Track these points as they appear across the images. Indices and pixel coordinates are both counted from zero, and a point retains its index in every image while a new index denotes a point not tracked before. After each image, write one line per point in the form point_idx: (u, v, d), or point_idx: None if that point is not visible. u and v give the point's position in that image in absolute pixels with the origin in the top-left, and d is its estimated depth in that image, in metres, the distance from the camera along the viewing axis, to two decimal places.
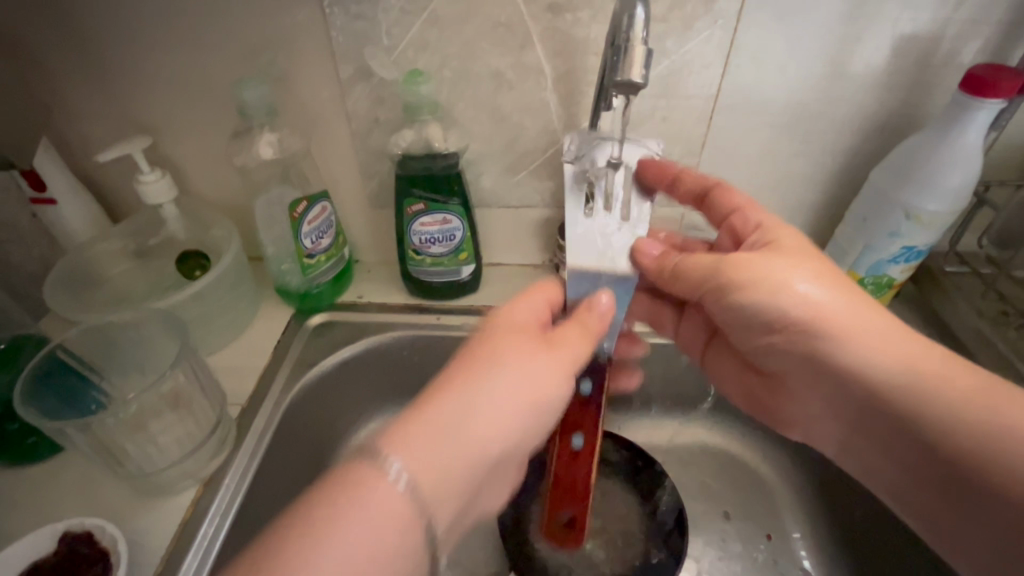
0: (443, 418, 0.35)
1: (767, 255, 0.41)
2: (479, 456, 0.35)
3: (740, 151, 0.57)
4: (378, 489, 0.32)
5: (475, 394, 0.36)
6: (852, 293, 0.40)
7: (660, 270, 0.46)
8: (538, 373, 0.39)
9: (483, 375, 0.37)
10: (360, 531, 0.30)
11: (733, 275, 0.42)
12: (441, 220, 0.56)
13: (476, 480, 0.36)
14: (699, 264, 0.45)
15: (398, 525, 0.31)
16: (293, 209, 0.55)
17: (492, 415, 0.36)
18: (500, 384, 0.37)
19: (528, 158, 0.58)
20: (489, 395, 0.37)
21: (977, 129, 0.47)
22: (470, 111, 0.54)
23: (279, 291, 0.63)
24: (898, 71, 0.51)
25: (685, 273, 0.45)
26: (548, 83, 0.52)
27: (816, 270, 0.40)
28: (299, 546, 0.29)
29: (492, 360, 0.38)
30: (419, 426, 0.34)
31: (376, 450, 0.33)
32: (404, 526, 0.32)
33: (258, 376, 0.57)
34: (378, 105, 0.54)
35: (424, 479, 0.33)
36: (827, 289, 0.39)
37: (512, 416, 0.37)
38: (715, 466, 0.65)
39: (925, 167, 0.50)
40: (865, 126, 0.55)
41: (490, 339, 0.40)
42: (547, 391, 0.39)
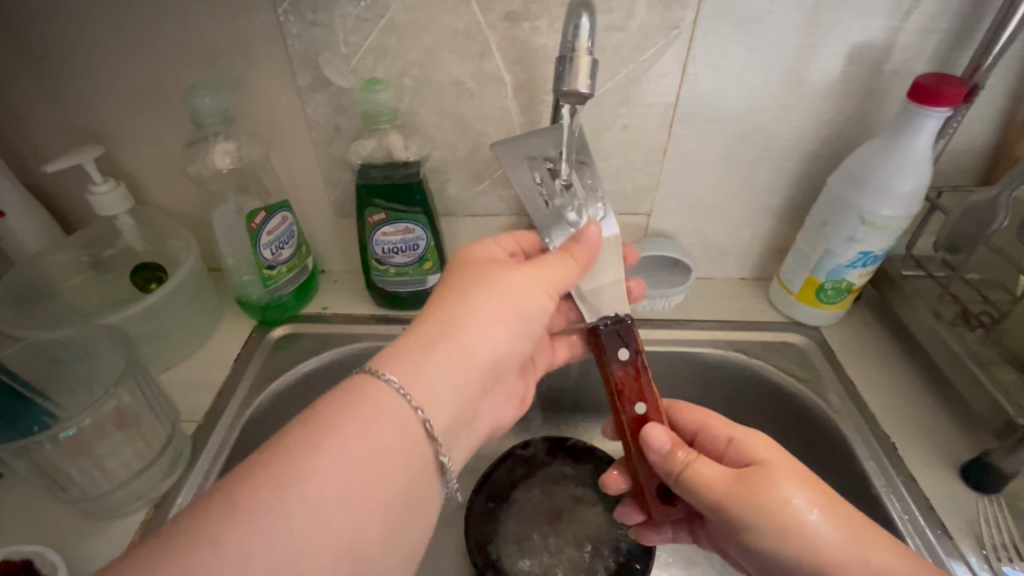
0: (428, 333, 0.35)
1: (777, 477, 0.37)
2: (471, 364, 0.35)
3: (703, 158, 0.57)
4: (376, 395, 0.31)
5: (461, 314, 0.37)
6: (859, 526, 0.36)
7: (670, 469, 0.41)
8: (521, 288, 0.39)
9: (467, 296, 0.38)
10: (353, 452, 0.29)
11: (749, 496, 0.37)
12: (404, 229, 0.56)
13: (461, 401, 0.35)
14: (714, 473, 0.39)
15: (385, 465, 0.30)
16: (251, 219, 0.54)
17: (482, 331, 0.37)
18: (487, 304, 0.38)
19: (492, 166, 0.58)
20: (470, 316, 0.37)
21: (925, 136, 0.48)
22: (432, 119, 0.54)
23: (241, 303, 0.62)
24: (852, 79, 0.52)
25: (696, 475, 0.40)
26: (509, 91, 0.52)
27: (816, 489, 0.37)
28: (277, 477, 0.27)
29: (471, 286, 0.39)
30: (405, 342, 0.35)
31: (367, 367, 0.33)
32: (406, 437, 0.31)
33: (217, 391, 0.55)
34: (338, 114, 0.53)
35: (418, 387, 0.32)
36: (837, 523, 0.36)
37: (501, 332, 0.38)
38: None
39: (878, 173, 0.50)
40: (822, 133, 0.55)
41: (464, 271, 0.41)
42: (530, 302, 0.40)
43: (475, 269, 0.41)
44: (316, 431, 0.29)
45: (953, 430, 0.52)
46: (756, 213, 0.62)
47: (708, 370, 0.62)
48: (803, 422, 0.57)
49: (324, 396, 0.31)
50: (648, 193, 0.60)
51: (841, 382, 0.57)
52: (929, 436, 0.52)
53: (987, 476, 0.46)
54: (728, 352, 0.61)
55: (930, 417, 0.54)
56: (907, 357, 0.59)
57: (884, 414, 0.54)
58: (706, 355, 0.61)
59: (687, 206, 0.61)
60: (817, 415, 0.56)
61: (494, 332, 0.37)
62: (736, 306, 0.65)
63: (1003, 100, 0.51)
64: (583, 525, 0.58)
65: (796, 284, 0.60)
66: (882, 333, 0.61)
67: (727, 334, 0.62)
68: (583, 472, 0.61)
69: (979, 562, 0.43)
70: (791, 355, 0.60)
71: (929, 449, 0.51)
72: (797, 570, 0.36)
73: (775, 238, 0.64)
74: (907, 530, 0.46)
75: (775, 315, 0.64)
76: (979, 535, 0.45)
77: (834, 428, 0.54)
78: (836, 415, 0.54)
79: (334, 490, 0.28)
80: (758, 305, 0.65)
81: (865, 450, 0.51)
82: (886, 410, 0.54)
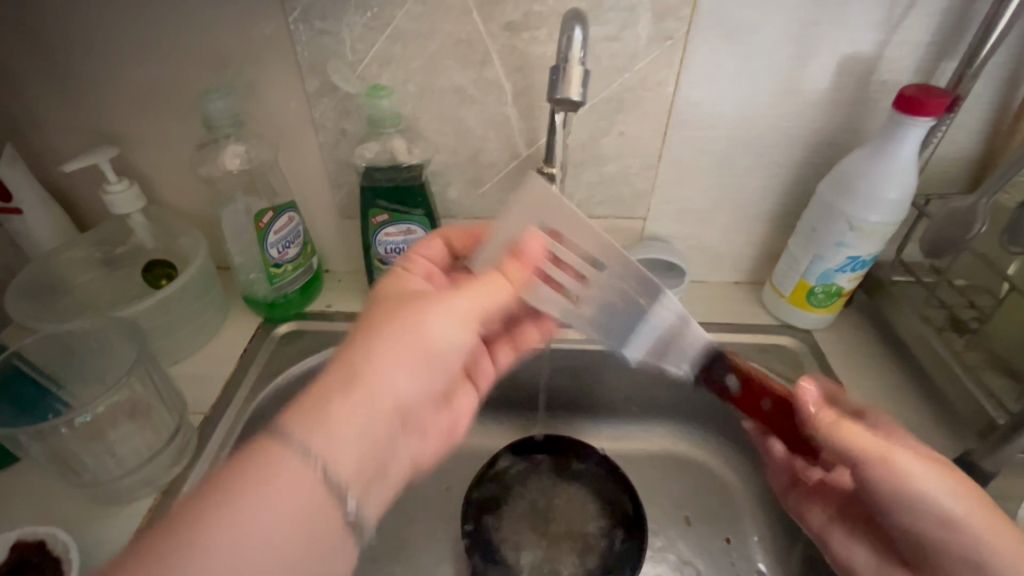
0: (329, 383, 0.34)
1: (901, 473, 0.37)
2: (382, 403, 0.34)
3: (697, 164, 0.59)
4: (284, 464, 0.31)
5: (369, 360, 0.35)
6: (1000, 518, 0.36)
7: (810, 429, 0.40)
8: (445, 310, 0.38)
9: (380, 333, 0.36)
10: (258, 521, 0.29)
11: (892, 476, 0.37)
12: (406, 230, 0.58)
13: (369, 452, 0.34)
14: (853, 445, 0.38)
15: (291, 540, 0.30)
16: (260, 219, 0.56)
17: (388, 377, 0.35)
18: (394, 347, 0.36)
19: (492, 170, 0.60)
20: (381, 364, 0.35)
21: (911, 144, 0.49)
22: (434, 123, 0.56)
23: (247, 300, 0.64)
24: (840, 89, 0.54)
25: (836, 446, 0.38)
26: (508, 98, 0.54)
27: (943, 476, 0.37)
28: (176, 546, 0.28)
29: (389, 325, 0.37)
30: (311, 393, 0.34)
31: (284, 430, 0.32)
32: (314, 508, 0.31)
33: (223, 385, 0.57)
34: (343, 118, 0.55)
35: (331, 459, 0.32)
36: (967, 504, 0.36)
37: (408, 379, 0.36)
38: (677, 471, 0.66)
39: (866, 180, 0.52)
40: (813, 141, 0.57)
41: (370, 320, 0.38)
42: (441, 341, 0.38)
43: (403, 297, 0.40)
44: (219, 501, 0.29)
45: (940, 432, 0.54)
46: (750, 219, 0.64)
47: None
48: None
49: (282, 413, 0.33)
50: (643, 198, 0.62)
51: (831, 384, 0.58)
52: (915, 437, 0.53)
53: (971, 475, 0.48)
54: None
55: (917, 418, 0.55)
56: (896, 360, 0.60)
57: None
58: None
59: (682, 212, 0.63)
60: None
61: (404, 373, 0.36)
62: (730, 310, 0.67)
63: (988, 111, 0.53)
64: (578, 522, 0.60)
65: (787, 288, 0.62)
66: (872, 337, 0.63)
67: (720, 336, 0.64)
68: (580, 471, 0.63)
69: None
70: (782, 358, 0.62)
71: None
72: (928, 533, 0.38)
73: (768, 243, 0.65)
74: None
75: (767, 319, 0.65)
76: None
77: None
78: None
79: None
80: (751, 309, 0.67)
81: None
82: (875, 412, 0.56)
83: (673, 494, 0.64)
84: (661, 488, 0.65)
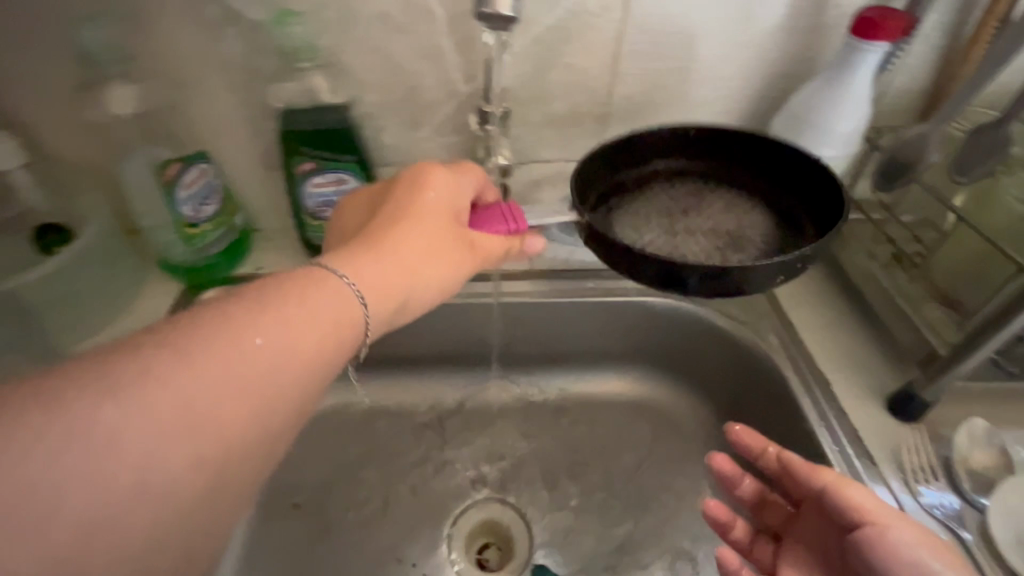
0: (428, 209, 0.40)
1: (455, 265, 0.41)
2: (442, 212, 0.41)
3: (650, 101, 0.55)
4: (433, 182, 0.41)
5: (424, 219, 0.40)
6: None
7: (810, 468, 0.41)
8: (439, 257, 0.40)
9: (402, 225, 0.39)
10: (411, 252, 0.38)
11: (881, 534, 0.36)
12: (335, 180, 0.52)
13: (436, 267, 0.40)
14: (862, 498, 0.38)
15: (435, 248, 0.40)
16: (163, 171, 0.50)
17: (411, 254, 0.38)
18: (425, 234, 0.39)
19: (429, 112, 0.54)
20: (448, 268, 0.40)
21: (866, 71, 0.48)
22: (358, 58, 0.50)
23: (165, 266, 0.57)
24: (796, 14, 0.50)
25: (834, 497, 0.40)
26: (441, 26, 0.48)
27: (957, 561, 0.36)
28: (391, 234, 0.39)
29: (416, 222, 0.39)
30: (369, 233, 0.39)
31: (448, 170, 0.43)
32: (446, 259, 0.40)
33: None
34: (253, 53, 0.48)
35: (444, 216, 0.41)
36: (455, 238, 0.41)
37: (436, 269, 0.40)
38: (637, 417, 0.65)
39: (820, 114, 0.50)
40: (766, 73, 0.54)
41: (400, 221, 0.39)
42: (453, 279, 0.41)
43: (422, 198, 0.40)
44: (394, 225, 0.39)
45: (884, 367, 0.54)
46: None
47: (657, 318, 0.61)
48: (744, 365, 0.58)
49: (397, 199, 0.40)
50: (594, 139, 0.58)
51: (783, 324, 0.58)
52: (861, 373, 0.54)
53: (909, 405, 0.49)
54: (675, 300, 0.60)
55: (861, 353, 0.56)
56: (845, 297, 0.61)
57: (822, 352, 0.56)
58: (655, 303, 0.60)
59: None
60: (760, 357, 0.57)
61: (431, 263, 0.39)
62: None
63: (941, 37, 0.51)
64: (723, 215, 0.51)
65: None
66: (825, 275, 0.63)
67: None
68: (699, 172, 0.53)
69: (900, 486, 0.46)
70: (736, 301, 0.61)
71: (859, 383, 0.53)
72: None
73: None
74: (834, 459, 0.48)
75: None
76: (899, 461, 0.47)
77: (775, 369, 0.55)
78: (775, 356, 0.55)
79: (408, 255, 0.38)
80: None
81: (803, 388, 0.53)
82: (825, 349, 0.56)
83: (630, 437, 0.64)
84: (620, 434, 0.64)
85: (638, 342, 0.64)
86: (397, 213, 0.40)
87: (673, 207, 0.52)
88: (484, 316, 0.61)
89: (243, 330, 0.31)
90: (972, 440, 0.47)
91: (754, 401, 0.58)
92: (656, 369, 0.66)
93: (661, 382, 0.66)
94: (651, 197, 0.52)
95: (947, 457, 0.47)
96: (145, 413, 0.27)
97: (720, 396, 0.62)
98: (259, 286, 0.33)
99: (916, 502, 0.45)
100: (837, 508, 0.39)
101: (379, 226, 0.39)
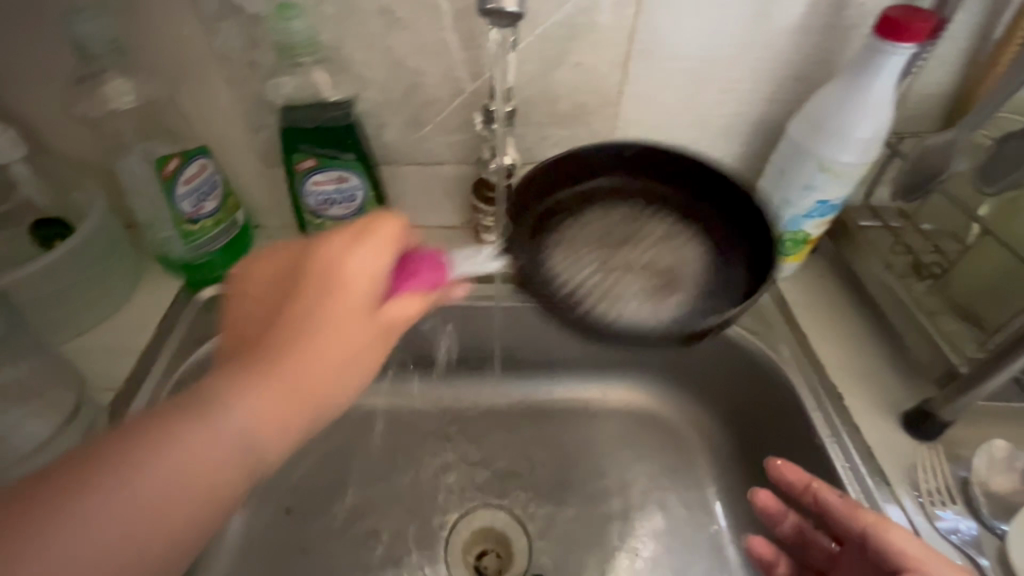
0: (308, 284, 0.34)
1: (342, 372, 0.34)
2: (356, 295, 0.34)
3: (660, 102, 0.54)
4: (358, 255, 0.34)
5: (321, 308, 0.33)
6: None
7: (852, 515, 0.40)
8: (346, 364, 0.34)
9: (310, 299, 0.33)
10: (317, 369, 0.33)
11: None
12: (337, 177, 0.51)
13: (330, 379, 0.33)
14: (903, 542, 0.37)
15: (333, 375, 0.33)
16: (162, 166, 0.49)
17: (317, 363, 0.33)
18: (323, 331, 0.33)
19: (433, 109, 0.53)
20: (350, 370, 0.34)
21: (888, 74, 0.45)
22: (360, 53, 0.48)
23: (164, 262, 0.57)
24: (815, 14, 0.48)
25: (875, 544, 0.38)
26: (445, 21, 0.47)
27: None
28: (275, 332, 0.33)
29: (319, 297, 0.33)
30: (275, 324, 0.33)
31: (370, 233, 0.35)
32: (351, 359, 0.34)
33: (139, 357, 0.52)
34: (252, 46, 0.47)
35: (348, 336, 0.34)
36: (370, 330, 0.35)
37: (341, 371, 0.34)
38: (641, 425, 0.63)
39: (839, 118, 0.48)
40: (782, 74, 0.52)
41: (297, 306, 0.33)
42: (364, 373, 0.35)
43: (326, 280, 0.34)
44: (289, 332, 0.33)
45: (899, 382, 0.52)
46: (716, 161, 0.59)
47: None
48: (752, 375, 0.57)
49: (291, 300, 0.34)
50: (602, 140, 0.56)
51: (794, 334, 0.56)
52: (875, 388, 0.52)
53: (926, 424, 0.47)
54: None
55: (876, 367, 0.54)
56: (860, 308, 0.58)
57: (833, 365, 0.54)
58: None
59: None
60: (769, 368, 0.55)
61: (341, 377, 0.34)
62: None
63: (971, 38, 0.49)
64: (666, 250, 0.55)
65: None
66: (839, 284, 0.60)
67: None
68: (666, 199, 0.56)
69: (914, 507, 0.44)
70: (745, 309, 0.59)
71: (870, 399, 0.51)
72: None
73: None
74: (847, 478, 0.46)
75: None
76: (915, 481, 0.45)
77: (785, 381, 0.53)
78: (785, 368, 0.54)
79: (265, 407, 0.31)
80: None
81: (813, 402, 0.51)
82: (837, 362, 0.54)
83: (633, 447, 0.62)
84: (622, 442, 0.62)
85: (643, 349, 0.62)
86: (312, 304, 0.33)
87: (605, 236, 0.55)
88: (486, 318, 0.60)
89: (211, 413, 0.30)
90: (991, 465, 0.45)
91: (761, 412, 0.57)
92: (661, 377, 0.64)
93: (666, 390, 0.64)
94: (611, 210, 0.56)
95: (963, 478, 0.46)
96: (122, 517, 0.27)
97: (726, 405, 0.61)
98: (123, 423, 0.30)
99: (932, 525, 0.43)
100: (880, 558, 0.38)
101: (288, 316, 0.33)
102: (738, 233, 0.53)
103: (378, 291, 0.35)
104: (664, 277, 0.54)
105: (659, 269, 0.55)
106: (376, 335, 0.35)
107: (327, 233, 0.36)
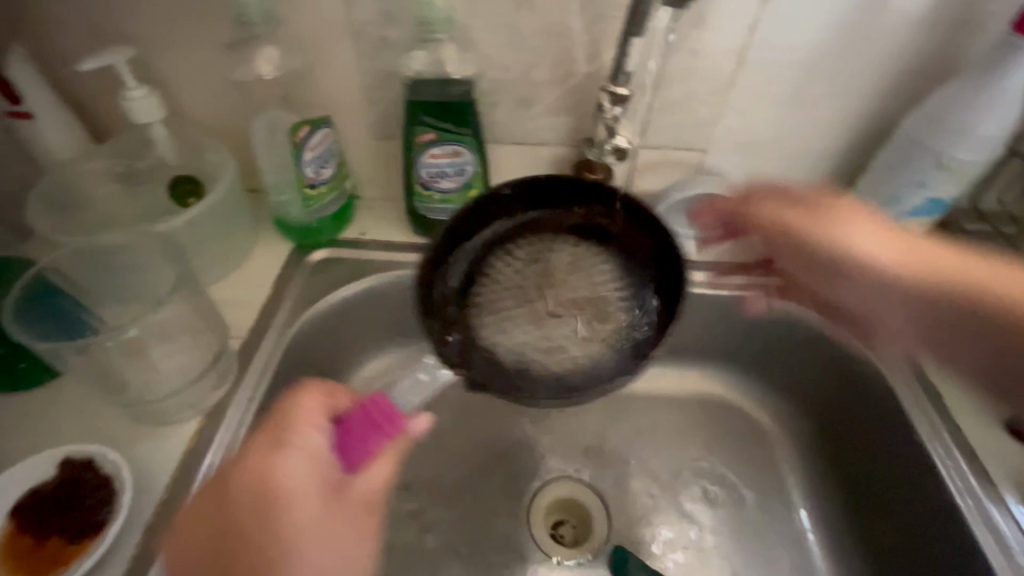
0: (263, 503, 0.37)
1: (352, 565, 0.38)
2: (305, 505, 0.37)
3: (769, 93, 0.54)
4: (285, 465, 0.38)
5: (285, 527, 0.36)
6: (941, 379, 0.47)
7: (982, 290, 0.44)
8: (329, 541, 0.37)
9: (268, 522, 0.36)
10: (305, 538, 0.36)
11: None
12: (452, 152, 0.54)
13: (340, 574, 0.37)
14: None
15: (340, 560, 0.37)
16: (294, 133, 0.52)
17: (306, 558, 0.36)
18: (304, 526, 0.37)
19: (547, 90, 0.54)
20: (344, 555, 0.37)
21: (1021, 72, 0.45)
22: (486, 32, 0.50)
23: (278, 224, 0.60)
24: (944, 8, 0.48)
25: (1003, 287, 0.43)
26: (573, 4, 0.48)
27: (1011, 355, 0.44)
28: (256, 518, 0.36)
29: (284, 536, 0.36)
30: (216, 484, 0.38)
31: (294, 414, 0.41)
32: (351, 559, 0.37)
33: (259, 311, 0.55)
34: (387, 22, 0.50)
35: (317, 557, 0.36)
36: (347, 509, 0.39)
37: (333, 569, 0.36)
38: (719, 413, 0.64)
39: (963, 115, 0.47)
40: (899, 69, 0.52)
41: (254, 497, 0.37)
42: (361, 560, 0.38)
43: (267, 485, 0.37)
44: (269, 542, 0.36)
45: None
46: (818, 154, 0.59)
47: (753, 315, 0.60)
48: (845, 370, 0.57)
49: (251, 440, 0.40)
50: (706, 129, 0.57)
51: None
52: (973, 391, 0.52)
53: None
54: (775, 299, 0.59)
55: None
56: None
57: (930, 365, 0.54)
58: (754, 300, 0.59)
59: (744, 146, 0.58)
60: (864, 364, 0.55)
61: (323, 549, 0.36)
62: None
63: None
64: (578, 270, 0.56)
65: None
66: None
67: None
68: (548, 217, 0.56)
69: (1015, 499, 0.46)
70: None
71: (967, 399, 0.52)
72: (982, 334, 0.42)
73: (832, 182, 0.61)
74: (948, 474, 0.48)
75: None
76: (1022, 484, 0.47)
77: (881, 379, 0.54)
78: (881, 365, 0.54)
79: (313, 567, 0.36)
80: None
81: (911, 400, 0.52)
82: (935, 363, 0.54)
83: (710, 435, 0.63)
84: (700, 429, 0.63)
85: (727, 339, 0.63)
86: (262, 525, 0.36)
87: (524, 275, 0.57)
88: None
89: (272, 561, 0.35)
90: None
91: (849, 409, 0.57)
92: (742, 368, 0.65)
93: (746, 381, 0.65)
94: (499, 271, 0.56)
95: None
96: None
97: (809, 400, 0.61)
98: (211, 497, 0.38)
99: None
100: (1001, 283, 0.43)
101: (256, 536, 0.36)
102: (660, 325, 0.52)
103: (328, 477, 0.40)
104: (602, 329, 0.54)
105: (590, 300, 0.56)
106: (334, 490, 0.39)
107: (250, 440, 0.40)
